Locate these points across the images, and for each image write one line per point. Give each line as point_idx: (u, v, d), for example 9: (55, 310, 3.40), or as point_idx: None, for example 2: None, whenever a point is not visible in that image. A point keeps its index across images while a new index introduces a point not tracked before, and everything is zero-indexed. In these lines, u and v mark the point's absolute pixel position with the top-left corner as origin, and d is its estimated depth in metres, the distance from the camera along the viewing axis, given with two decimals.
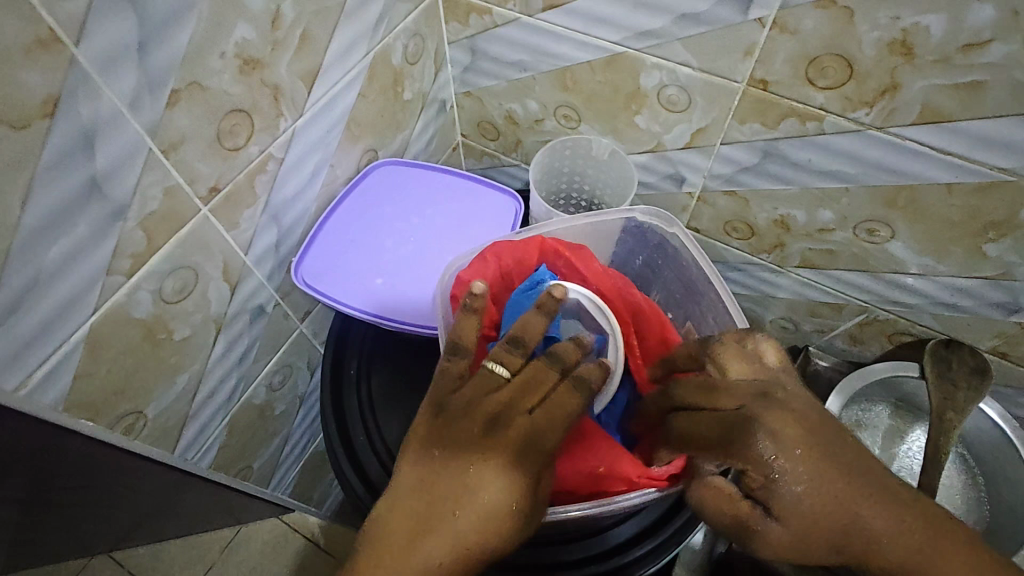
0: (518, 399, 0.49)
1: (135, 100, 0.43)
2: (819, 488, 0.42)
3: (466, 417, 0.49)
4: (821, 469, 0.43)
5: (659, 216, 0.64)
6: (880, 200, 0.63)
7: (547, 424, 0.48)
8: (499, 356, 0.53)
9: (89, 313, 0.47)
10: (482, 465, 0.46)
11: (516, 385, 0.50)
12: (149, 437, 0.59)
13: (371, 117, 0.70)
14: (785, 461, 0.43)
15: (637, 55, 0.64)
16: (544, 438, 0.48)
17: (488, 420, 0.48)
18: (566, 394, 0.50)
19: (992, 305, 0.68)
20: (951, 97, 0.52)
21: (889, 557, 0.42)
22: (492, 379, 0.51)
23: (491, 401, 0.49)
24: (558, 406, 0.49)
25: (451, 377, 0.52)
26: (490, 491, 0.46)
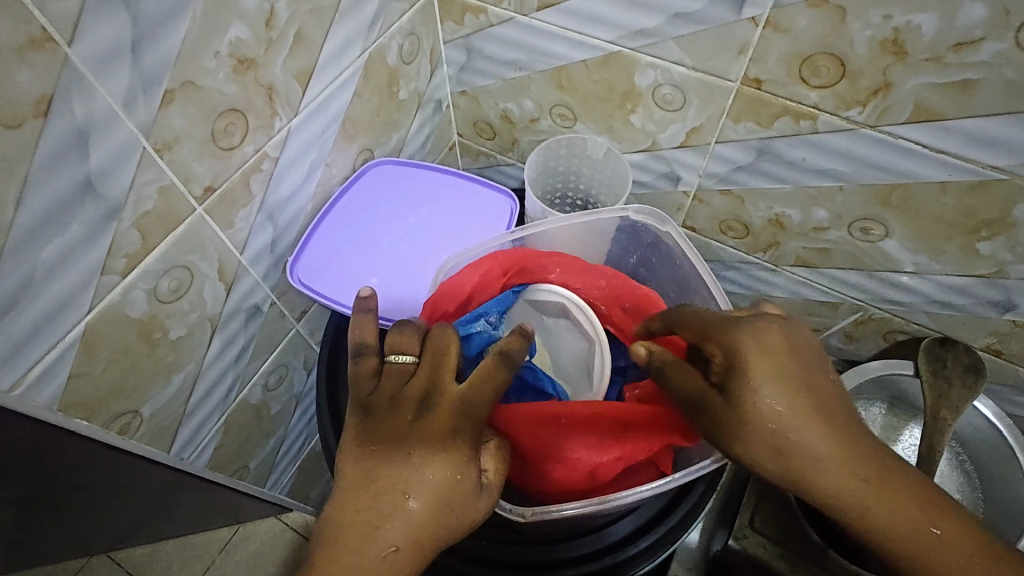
0: (437, 377, 0.49)
1: (130, 100, 0.43)
2: (794, 413, 0.45)
3: (393, 407, 0.48)
4: (792, 393, 0.46)
5: (653, 215, 0.64)
6: (874, 198, 0.64)
7: (477, 394, 0.48)
8: (404, 344, 0.53)
9: (84, 313, 0.47)
10: (422, 448, 0.46)
11: (429, 365, 0.50)
12: (144, 437, 0.59)
13: (367, 117, 0.70)
14: (763, 381, 0.46)
15: (631, 54, 0.64)
16: (477, 410, 0.48)
17: (418, 405, 0.48)
18: (488, 367, 0.49)
19: (986, 303, 0.68)
20: (943, 95, 0.52)
21: (812, 463, 0.44)
22: (405, 367, 0.51)
23: (413, 386, 0.49)
24: (480, 376, 0.49)
25: (366, 377, 0.50)
26: (435, 471, 0.45)
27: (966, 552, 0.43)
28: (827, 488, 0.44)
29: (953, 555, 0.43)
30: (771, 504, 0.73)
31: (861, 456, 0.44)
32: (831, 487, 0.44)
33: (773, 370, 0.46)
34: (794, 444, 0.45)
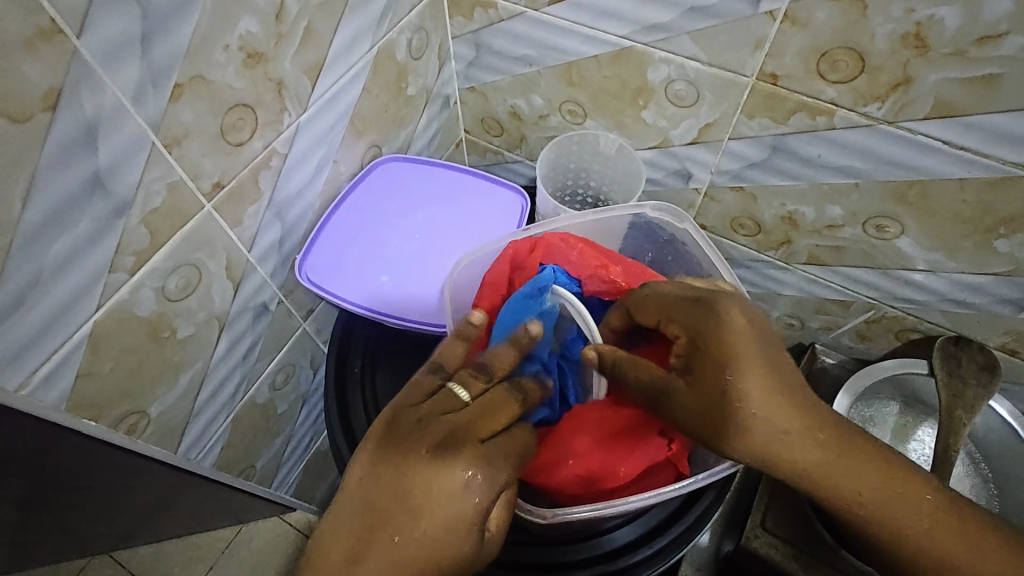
0: (474, 425, 0.48)
1: (139, 94, 0.42)
2: (763, 393, 0.45)
3: (417, 436, 0.46)
4: (759, 375, 0.46)
5: (669, 212, 0.63)
6: (890, 195, 0.63)
7: (510, 457, 0.49)
8: (464, 379, 0.51)
9: (92, 311, 0.46)
10: (444, 469, 0.44)
11: (475, 410, 0.49)
12: (151, 437, 0.58)
13: (375, 113, 0.69)
14: (730, 362, 0.46)
15: (644, 49, 0.64)
16: (500, 466, 0.47)
17: (440, 442, 0.46)
18: (521, 439, 0.51)
19: (1002, 302, 0.67)
20: (964, 91, 0.52)
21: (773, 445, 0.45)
22: (452, 400, 0.49)
23: (447, 422, 0.47)
24: (517, 442, 0.50)
25: (418, 393, 0.50)
26: (453, 493, 0.43)
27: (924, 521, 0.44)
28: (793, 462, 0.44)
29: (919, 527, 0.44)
30: (784, 503, 0.73)
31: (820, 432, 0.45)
32: (799, 468, 0.44)
33: (743, 350, 0.46)
34: (762, 424, 0.45)
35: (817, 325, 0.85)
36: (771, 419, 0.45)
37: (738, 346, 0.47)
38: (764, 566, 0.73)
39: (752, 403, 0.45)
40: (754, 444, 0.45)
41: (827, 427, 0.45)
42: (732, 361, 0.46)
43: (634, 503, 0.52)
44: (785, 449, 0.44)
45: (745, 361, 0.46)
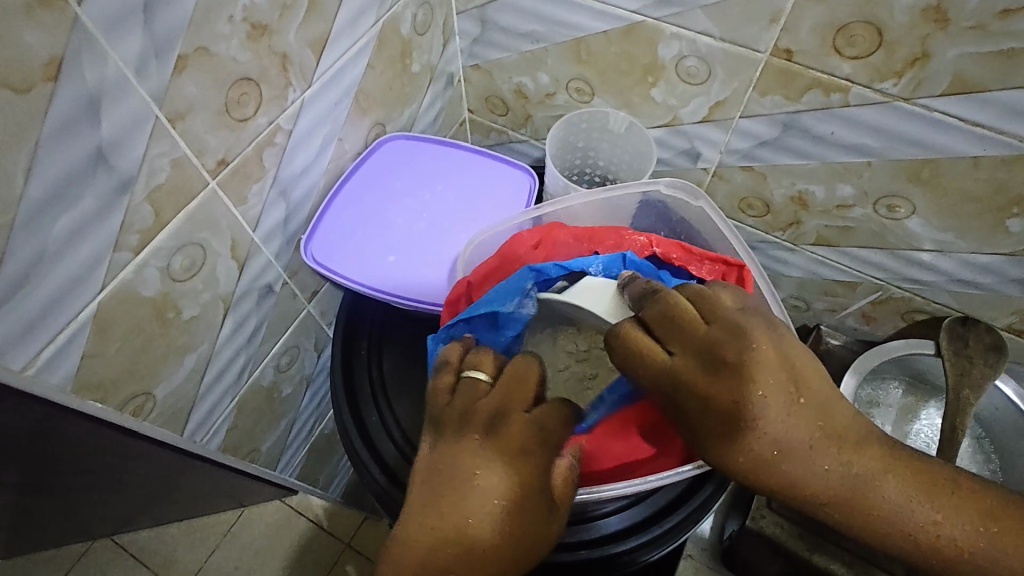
0: (509, 398, 0.49)
1: (141, 66, 0.41)
2: (808, 448, 0.42)
3: (467, 420, 0.48)
4: (798, 430, 0.42)
5: (684, 188, 0.62)
6: (903, 174, 0.62)
7: (541, 425, 0.48)
8: (476, 361, 0.53)
9: (97, 291, 0.45)
10: (491, 456, 0.46)
11: (503, 388, 0.49)
12: (158, 419, 0.58)
13: (380, 90, 0.68)
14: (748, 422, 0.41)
15: (655, 25, 0.62)
16: (543, 435, 0.48)
17: (487, 422, 0.47)
18: (550, 405, 0.49)
19: (1012, 282, 0.67)
20: (984, 65, 0.51)
21: (781, 476, 0.42)
22: (478, 386, 0.51)
23: (486, 403, 0.48)
24: (544, 409, 0.49)
25: (441, 392, 0.52)
26: (504, 481, 0.45)
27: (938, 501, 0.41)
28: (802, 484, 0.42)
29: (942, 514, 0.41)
30: None
31: (813, 442, 0.42)
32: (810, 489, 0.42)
33: (768, 409, 0.41)
34: (768, 447, 0.42)
35: (823, 307, 0.85)
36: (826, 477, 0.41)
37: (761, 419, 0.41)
38: (769, 547, 0.72)
39: (765, 446, 0.42)
40: (814, 509, 0.43)
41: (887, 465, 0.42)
42: (733, 407, 0.42)
43: (656, 481, 0.52)
44: (861, 500, 0.41)
45: (766, 416, 0.41)
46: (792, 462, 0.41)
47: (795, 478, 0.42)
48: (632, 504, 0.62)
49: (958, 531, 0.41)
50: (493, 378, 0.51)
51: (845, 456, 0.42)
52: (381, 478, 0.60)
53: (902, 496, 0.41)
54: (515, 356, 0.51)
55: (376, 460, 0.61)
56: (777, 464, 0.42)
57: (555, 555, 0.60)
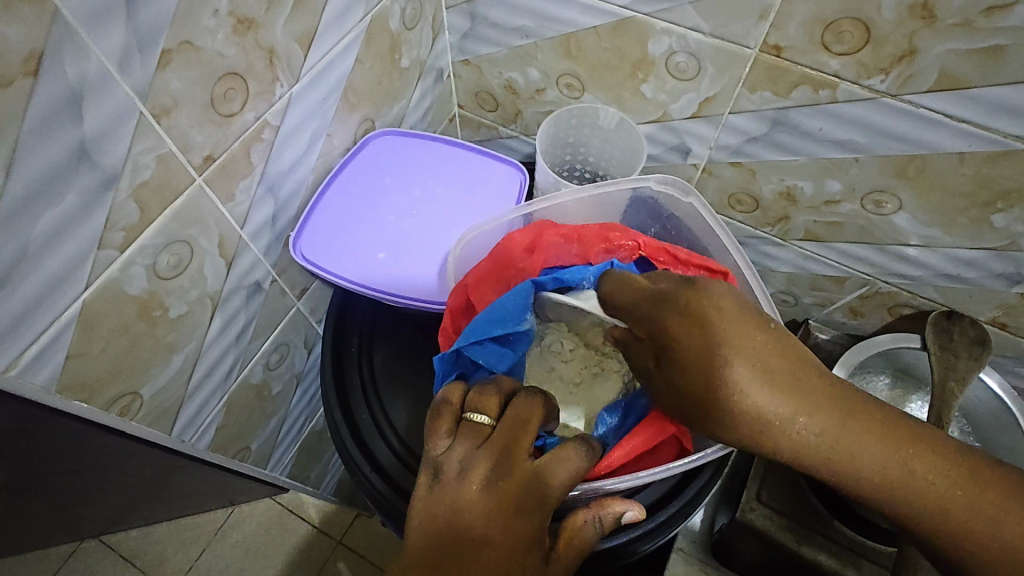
0: (509, 450, 0.46)
1: (125, 60, 0.40)
2: (793, 396, 0.40)
3: (467, 470, 0.46)
4: (781, 373, 0.40)
5: (674, 185, 0.62)
6: (890, 170, 0.63)
7: (551, 476, 0.46)
8: (477, 402, 0.49)
9: (81, 289, 0.45)
10: (494, 514, 0.44)
11: (506, 436, 0.47)
12: (146, 418, 0.57)
13: (368, 85, 0.67)
14: (727, 337, 0.41)
15: (645, 20, 0.62)
16: (553, 486, 0.46)
17: (489, 474, 0.45)
18: (567, 452, 0.47)
19: (996, 277, 0.68)
20: (969, 62, 0.51)
21: (757, 404, 0.40)
22: (480, 429, 0.48)
23: (482, 458, 0.46)
24: (561, 461, 0.46)
25: (441, 433, 0.48)
26: (507, 536, 0.44)
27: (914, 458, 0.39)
28: (782, 418, 0.39)
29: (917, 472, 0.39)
30: (777, 476, 0.75)
31: (794, 374, 0.40)
32: (795, 429, 0.39)
33: (747, 333, 0.41)
34: (748, 370, 0.40)
35: (811, 301, 0.86)
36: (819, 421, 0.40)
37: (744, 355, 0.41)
38: (757, 539, 0.73)
39: (745, 372, 0.40)
40: (797, 448, 0.40)
41: (869, 410, 0.40)
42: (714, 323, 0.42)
43: (647, 477, 0.53)
44: (837, 442, 0.39)
45: (741, 336, 0.41)
46: (769, 390, 0.40)
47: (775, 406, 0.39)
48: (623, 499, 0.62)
49: (933, 488, 0.39)
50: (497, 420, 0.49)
51: (821, 395, 0.40)
52: (373, 476, 0.60)
53: (879, 447, 0.39)
54: (519, 400, 0.49)
55: (368, 458, 0.61)
56: (753, 389, 0.40)
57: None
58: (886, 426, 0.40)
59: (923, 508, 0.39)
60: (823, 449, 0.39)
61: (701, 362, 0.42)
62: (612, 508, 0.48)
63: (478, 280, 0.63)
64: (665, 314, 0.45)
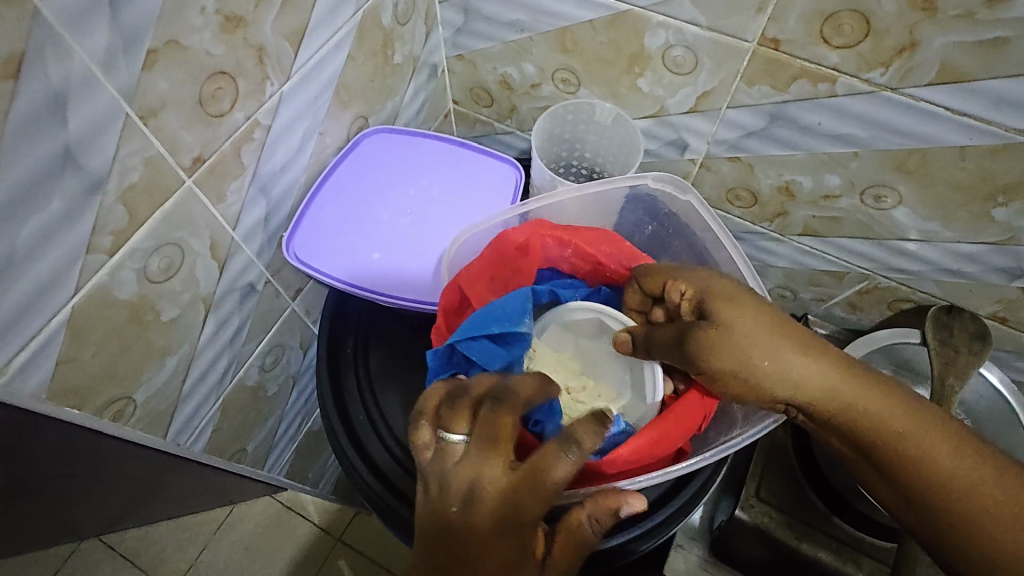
0: (485, 470, 0.44)
1: (109, 61, 0.39)
2: (802, 355, 0.47)
3: (446, 492, 0.45)
4: (791, 340, 0.48)
5: (672, 182, 0.62)
6: (889, 164, 0.62)
7: (531, 491, 0.44)
8: (450, 417, 0.46)
9: (70, 295, 0.44)
10: (477, 536, 0.44)
11: (480, 455, 0.44)
12: (140, 423, 0.56)
13: (361, 82, 0.66)
14: (737, 302, 0.49)
15: (641, 13, 0.61)
16: (534, 501, 0.44)
17: (465, 497, 0.44)
18: (550, 462, 0.44)
19: (996, 271, 0.68)
20: (971, 54, 0.50)
21: (760, 356, 0.47)
22: (456, 448, 0.45)
23: (458, 479, 0.44)
24: (542, 474, 0.44)
25: (421, 451, 0.47)
26: (493, 553, 0.44)
27: (900, 417, 0.45)
28: (782, 368, 0.47)
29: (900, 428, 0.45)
30: (776, 472, 0.74)
31: (795, 337, 0.48)
32: (788, 375, 0.47)
33: (755, 302, 0.49)
34: (752, 326, 0.47)
35: (809, 296, 0.85)
36: (821, 378, 0.47)
37: (765, 321, 0.48)
38: (756, 536, 0.73)
39: (753, 328, 0.48)
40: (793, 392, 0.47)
41: (869, 381, 0.47)
42: (730, 295, 0.50)
43: (646, 482, 0.53)
44: (834, 393, 0.46)
45: (749, 305, 0.49)
46: (774, 343, 0.47)
47: (778, 358, 0.47)
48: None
49: (915, 441, 0.45)
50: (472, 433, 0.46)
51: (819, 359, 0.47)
52: (371, 480, 0.59)
53: (871, 402, 0.46)
54: (489, 413, 0.46)
55: (365, 461, 0.60)
56: (762, 343, 0.47)
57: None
58: (884, 394, 0.46)
59: (907, 469, 0.45)
60: (819, 396, 0.47)
61: (730, 326, 0.48)
62: (607, 507, 0.46)
63: (474, 278, 0.63)
64: (701, 296, 0.52)
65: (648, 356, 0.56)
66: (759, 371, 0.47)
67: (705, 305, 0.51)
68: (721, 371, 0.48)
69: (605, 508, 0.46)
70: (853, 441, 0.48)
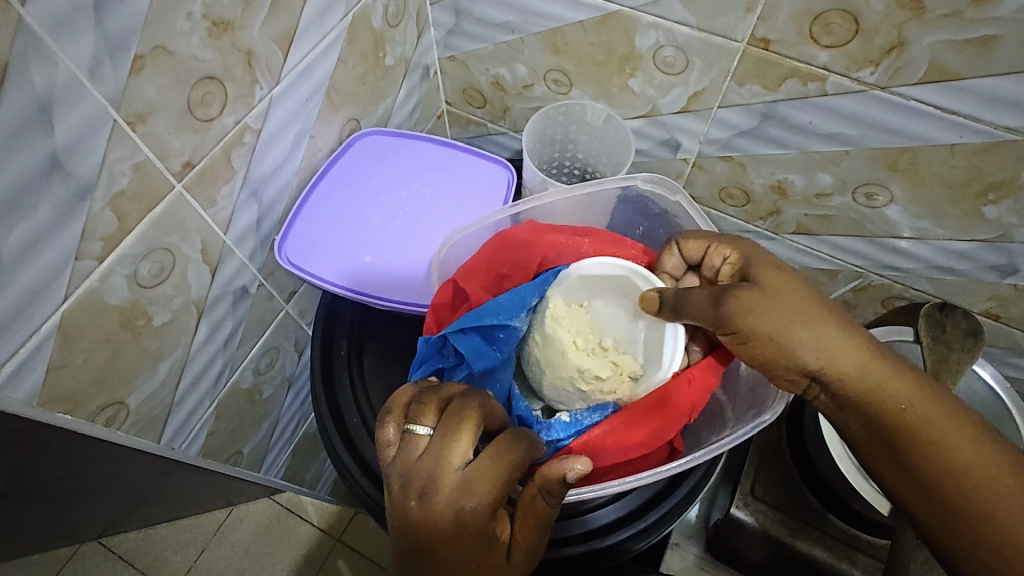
0: (442, 459, 0.43)
1: (95, 67, 0.39)
2: (838, 330, 0.47)
3: (406, 487, 0.43)
4: (829, 317, 0.47)
5: (662, 183, 0.62)
6: (880, 162, 0.62)
7: (488, 480, 0.43)
8: (414, 410, 0.46)
9: (60, 301, 0.44)
10: (435, 530, 0.43)
11: (438, 446, 0.44)
12: (133, 428, 0.57)
13: (352, 85, 0.66)
14: (777, 276, 0.50)
15: (631, 14, 0.61)
16: (491, 491, 0.43)
17: (423, 490, 0.43)
18: (504, 448, 0.45)
19: (988, 268, 0.68)
20: (959, 52, 0.50)
21: (798, 325, 0.47)
22: (418, 441, 0.45)
23: (417, 472, 0.43)
24: (497, 461, 0.44)
25: (386, 445, 0.46)
26: (451, 545, 0.43)
27: (926, 410, 0.44)
28: (818, 338, 0.46)
29: (926, 418, 0.44)
30: (770, 470, 0.74)
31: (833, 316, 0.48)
32: (823, 347, 0.46)
33: (796, 281, 0.50)
34: (790, 296, 0.48)
35: None
36: (853, 356, 0.46)
37: (804, 295, 0.48)
38: (751, 534, 0.73)
39: (792, 298, 0.48)
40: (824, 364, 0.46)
41: (903, 369, 0.46)
42: (772, 270, 0.51)
43: (648, 477, 0.52)
44: (865, 370, 0.45)
45: (790, 281, 0.49)
46: (812, 314, 0.47)
47: (814, 329, 0.46)
48: (619, 496, 0.62)
49: (940, 434, 0.43)
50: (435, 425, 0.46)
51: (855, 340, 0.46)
52: (365, 481, 0.59)
53: (901, 387, 0.45)
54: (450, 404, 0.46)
55: (359, 463, 0.61)
56: (801, 312, 0.47)
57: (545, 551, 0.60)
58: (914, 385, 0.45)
59: (927, 463, 0.43)
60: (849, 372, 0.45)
61: (772, 292, 0.48)
62: (553, 477, 0.46)
63: (476, 274, 0.64)
64: (746, 262, 0.53)
65: (673, 316, 0.55)
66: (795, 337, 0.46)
67: (749, 270, 0.52)
68: (757, 333, 0.47)
69: (551, 479, 0.46)
70: (874, 429, 0.46)
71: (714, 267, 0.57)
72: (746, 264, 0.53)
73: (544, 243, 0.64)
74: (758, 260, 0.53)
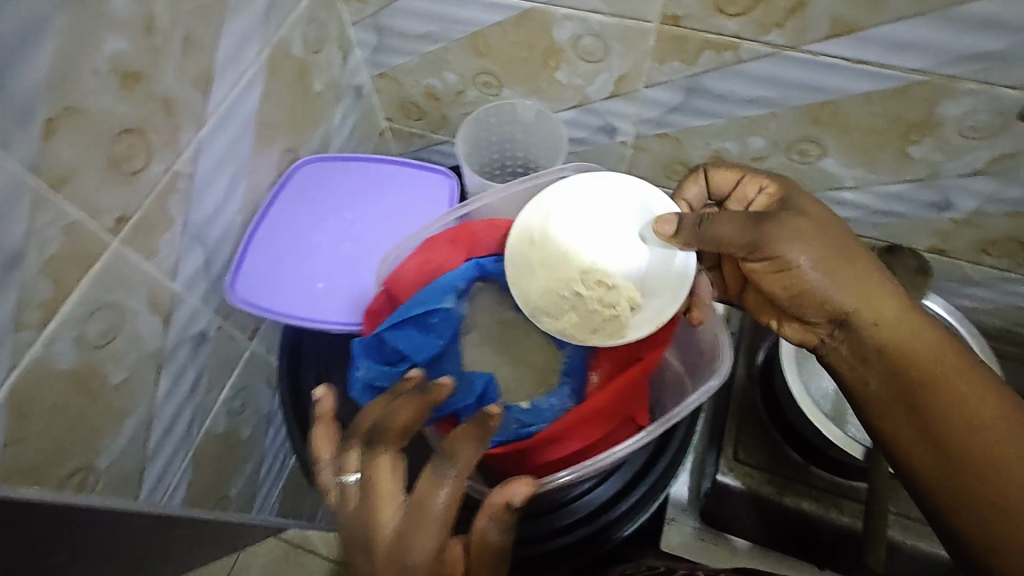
0: (368, 517, 0.43)
1: (5, 137, 0.39)
2: (872, 279, 0.49)
3: (349, 544, 0.44)
4: (857, 266, 0.49)
5: (592, 171, 0.64)
6: (805, 119, 0.63)
7: (417, 528, 0.42)
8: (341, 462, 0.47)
9: (5, 375, 0.44)
10: None
11: (364, 502, 0.44)
12: (106, 490, 0.56)
13: (282, 116, 0.66)
14: (816, 217, 0.51)
15: (545, 9, 0.62)
16: (421, 540, 0.42)
17: (362, 549, 0.43)
18: (427, 489, 0.43)
19: (925, 206, 0.69)
20: (858, 6, 0.51)
21: (830, 263, 0.49)
22: (348, 496, 0.45)
23: (353, 531, 0.44)
24: (421, 506, 0.42)
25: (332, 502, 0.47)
26: None
27: (949, 368, 0.46)
28: (850, 279, 0.49)
29: (945, 373, 0.45)
30: (750, 431, 0.76)
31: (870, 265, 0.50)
32: (856, 292, 0.48)
33: (839, 227, 0.51)
34: (833, 237, 0.50)
35: None
36: (881, 306, 0.48)
37: (838, 238, 0.50)
38: (740, 497, 0.74)
39: (833, 239, 0.50)
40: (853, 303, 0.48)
41: (924, 324, 0.48)
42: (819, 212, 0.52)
43: (622, 452, 0.51)
44: (891, 322, 0.48)
45: (832, 225, 0.51)
46: (846, 257, 0.49)
47: (844, 272, 0.49)
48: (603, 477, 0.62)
49: (957, 389, 0.45)
50: (358, 474, 0.46)
51: (885, 289, 0.49)
52: None
53: (926, 344, 0.47)
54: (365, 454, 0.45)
55: None
56: (839, 251, 0.49)
57: (538, 546, 0.60)
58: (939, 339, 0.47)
59: (937, 417, 0.45)
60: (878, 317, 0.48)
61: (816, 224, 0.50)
62: (496, 506, 0.44)
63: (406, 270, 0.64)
64: (785, 194, 0.54)
65: (693, 239, 0.54)
66: (830, 270, 0.49)
67: (790, 202, 0.53)
68: (791, 261, 0.49)
69: (495, 507, 0.44)
70: (892, 383, 0.48)
71: (746, 199, 0.58)
72: (784, 198, 0.54)
73: (464, 231, 0.64)
74: (799, 195, 0.54)
